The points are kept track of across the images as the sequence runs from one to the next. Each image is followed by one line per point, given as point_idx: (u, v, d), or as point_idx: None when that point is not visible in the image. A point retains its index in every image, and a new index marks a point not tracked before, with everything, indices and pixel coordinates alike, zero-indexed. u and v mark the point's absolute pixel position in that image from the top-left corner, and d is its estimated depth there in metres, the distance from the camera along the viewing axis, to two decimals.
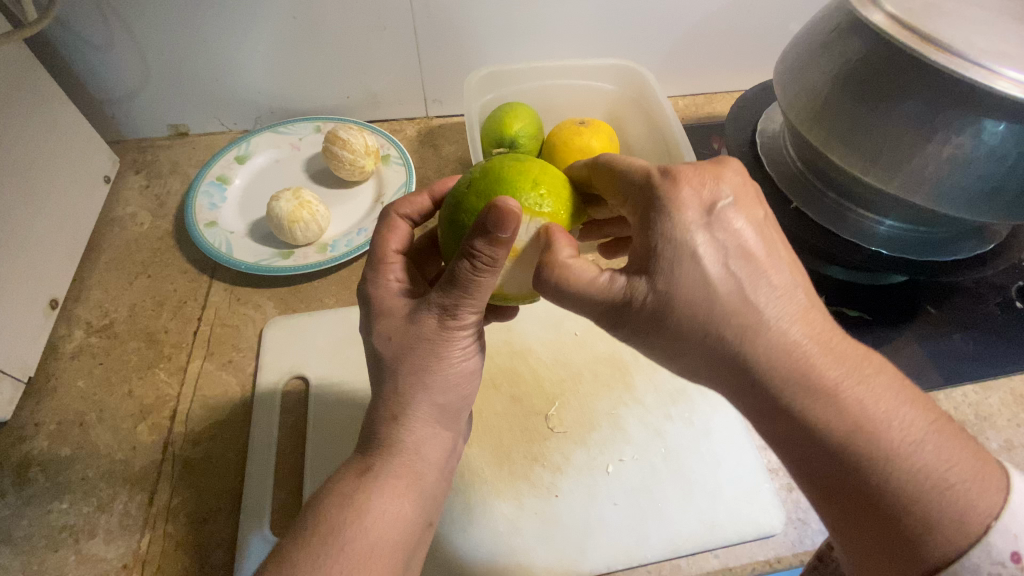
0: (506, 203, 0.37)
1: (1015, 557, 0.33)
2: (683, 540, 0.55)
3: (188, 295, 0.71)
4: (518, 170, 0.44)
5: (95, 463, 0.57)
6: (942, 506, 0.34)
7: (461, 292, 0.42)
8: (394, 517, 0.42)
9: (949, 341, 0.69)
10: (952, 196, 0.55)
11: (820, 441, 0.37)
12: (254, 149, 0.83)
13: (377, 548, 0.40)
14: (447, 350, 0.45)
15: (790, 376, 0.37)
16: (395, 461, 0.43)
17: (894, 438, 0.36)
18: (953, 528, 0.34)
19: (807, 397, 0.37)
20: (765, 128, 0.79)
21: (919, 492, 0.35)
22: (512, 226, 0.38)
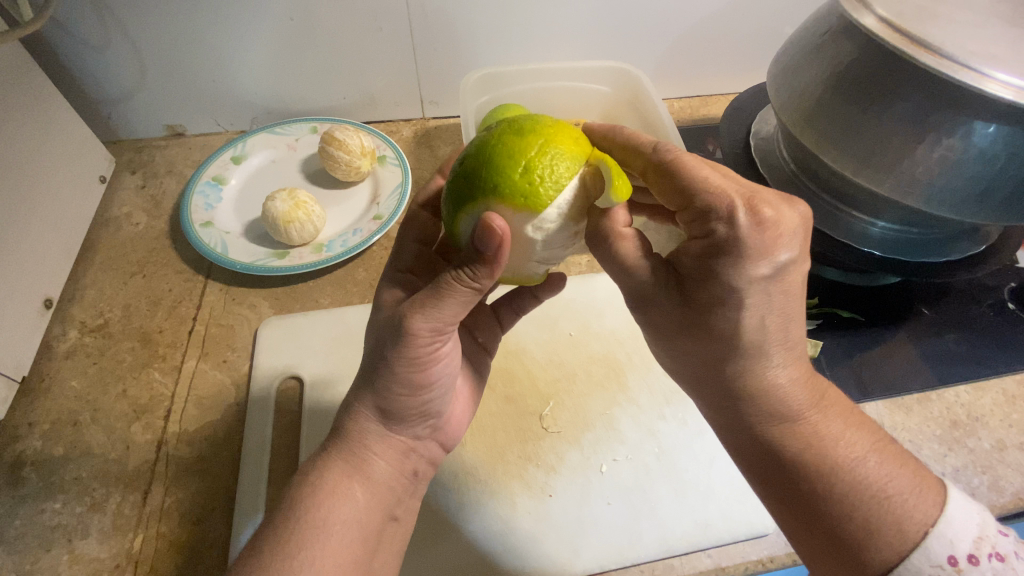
0: (492, 221, 0.38)
1: (953, 560, 0.36)
2: (676, 539, 0.55)
3: (183, 295, 0.71)
4: (507, 151, 0.38)
5: (88, 463, 0.57)
6: (882, 516, 0.38)
7: (432, 296, 0.42)
8: (349, 527, 0.44)
9: (940, 341, 0.69)
10: (943, 197, 0.55)
11: (778, 451, 0.41)
12: (250, 150, 0.83)
13: (334, 540, 0.42)
14: (398, 350, 0.44)
15: (759, 395, 0.41)
16: (350, 474, 0.46)
17: (841, 452, 0.40)
18: (893, 536, 0.37)
19: (770, 412, 0.41)
20: (759, 130, 0.79)
21: (863, 502, 0.38)
22: (495, 246, 0.38)
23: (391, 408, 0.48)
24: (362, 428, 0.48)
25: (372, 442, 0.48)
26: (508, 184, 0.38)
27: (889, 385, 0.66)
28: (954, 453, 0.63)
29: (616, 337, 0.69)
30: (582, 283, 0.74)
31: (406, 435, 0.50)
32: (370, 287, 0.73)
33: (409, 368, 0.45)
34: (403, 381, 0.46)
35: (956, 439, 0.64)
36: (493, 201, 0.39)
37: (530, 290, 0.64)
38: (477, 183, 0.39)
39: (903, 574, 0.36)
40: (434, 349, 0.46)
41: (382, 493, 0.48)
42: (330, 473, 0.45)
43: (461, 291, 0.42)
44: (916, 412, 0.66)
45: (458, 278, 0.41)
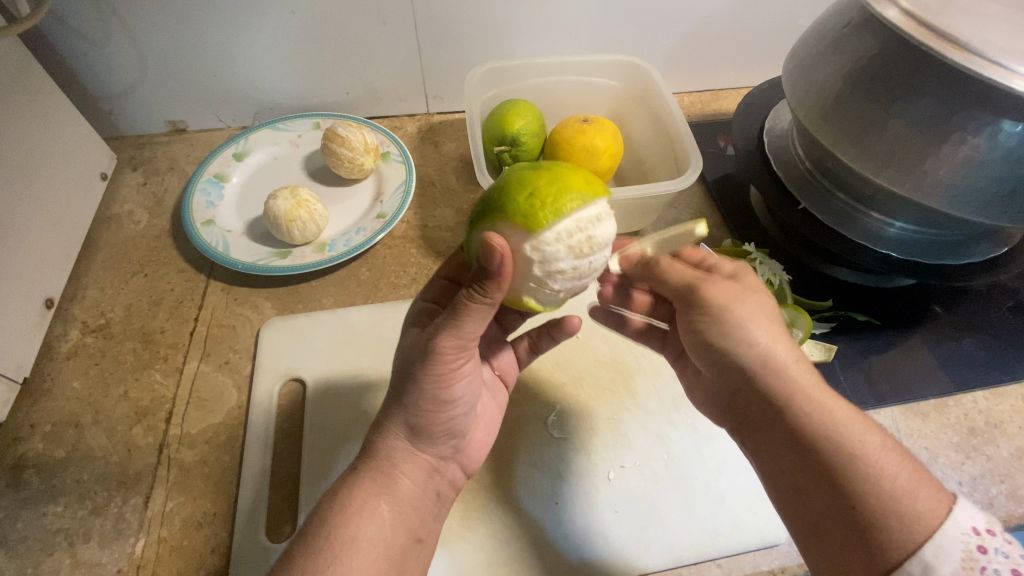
0: (491, 240, 0.38)
1: (976, 529, 0.37)
2: (685, 548, 0.54)
3: (185, 295, 0.70)
4: (518, 180, 0.41)
5: (90, 466, 0.57)
6: (895, 503, 0.38)
7: (449, 317, 0.42)
8: (374, 546, 0.42)
9: (958, 346, 0.67)
10: (965, 199, 0.54)
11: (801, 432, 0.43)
12: (252, 146, 0.82)
13: (362, 561, 0.41)
14: (424, 372, 0.44)
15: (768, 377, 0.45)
16: (378, 492, 0.45)
17: (859, 444, 0.41)
18: (910, 521, 0.37)
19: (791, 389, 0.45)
20: (772, 127, 0.77)
21: (880, 492, 0.39)
22: (498, 260, 0.37)
23: (420, 424, 0.47)
24: (391, 446, 0.47)
25: (400, 460, 0.47)
26: (511, 204, 0.40)
27: (906, 391, 0.65)
28: (972, 461, 0.61)
29: (624, 339, 0.68)
30: (590, 285, 0.72)
31: (432, 455, 0.49)
32: (374, 288, 0.71)
33: (442, 388, 0.46)
34: (430, 397, 0.46)
35: (974, 447, 0.62)
36: (496, 218, 0.41)
37: (546, 331, 0.61)
38: (486, 204, 0.42)
39: (932, 551, 0.36)
40: (458, 364, 0.46)
41: (410, 511, 0.46)
42: (360, 490, 0.44)
43: (476, 311, 0.41)
44: (932, 419, 0.64)
45: (469, 297, 0.40)
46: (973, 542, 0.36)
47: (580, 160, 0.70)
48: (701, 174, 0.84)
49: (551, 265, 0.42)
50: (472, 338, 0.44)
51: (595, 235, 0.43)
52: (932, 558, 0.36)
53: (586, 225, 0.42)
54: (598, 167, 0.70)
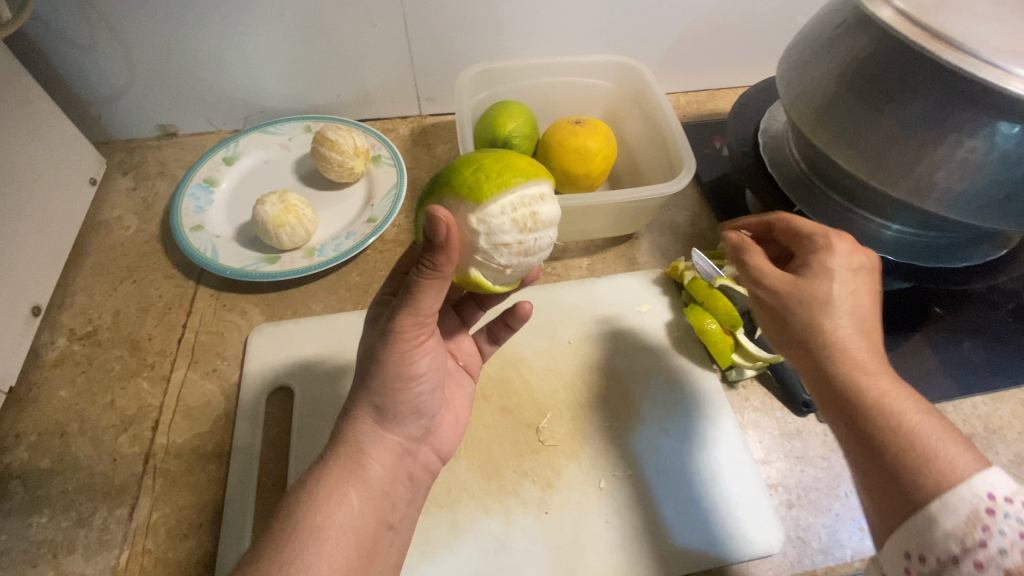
0: (434, 210, 0.36)
1: (990, 495, 0.35)
2: (678, 558, 0.53)
3: (173, 301, 0.69)
4: (464, 162, 0.44)
5: (75, 476, 0.56)
6: (935, 451, 0.38)
7: (405, 294, 0.41)
8: (344, 534, 0.42)
9: (957, 350, 0.66)
10: (962, 202, 0.52)
11: (834, 391, 0.42)
12: (242, 150, 0.81)
13: (328, 549, 0.41)
14: (388, 352, 0.44)
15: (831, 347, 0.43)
16: (347, 480, 0.44)
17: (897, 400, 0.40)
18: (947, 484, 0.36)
19: (816, 348, 0.44)
20: (768, 127, 0.76)
21: (915, 444, 0.38)
22: (444, 232, 0.36)
23: (387, 405, 0.46)
24: (358, 429, 0.46)
25: (369, 445, 0.46)
26: (458, 180, 0.42)
27: None
28: None
29: (616, 344, 0.67)
30: (582, 288, 0.71)
31: (400, 437, 0.48)
32: (364, 293, 0.70)
33: (408, 365, 0.45)
34: (397, 377, 0.45)
35: None
36: (445, 194, 0.43)
37: (505, 320, 0.62)
38: (438, 182, 0.44)
39: (950, 507, 0.35)
40: (419, 341, 0.45)
41: (380, 498, 0.45)
42: (327, 479, 0.44)
43: (428, 287, 0.40)
44: None
45: (419, 274, 0.39)
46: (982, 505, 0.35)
47: (571, 161, 0.69)
48: (696, 175, 0.83)
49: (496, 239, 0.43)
50: (433, 312, 0.43)
51: (536, 219, 0.45)
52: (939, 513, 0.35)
53: (526, 200, 0.45)
54: (590, 169, 0.69)
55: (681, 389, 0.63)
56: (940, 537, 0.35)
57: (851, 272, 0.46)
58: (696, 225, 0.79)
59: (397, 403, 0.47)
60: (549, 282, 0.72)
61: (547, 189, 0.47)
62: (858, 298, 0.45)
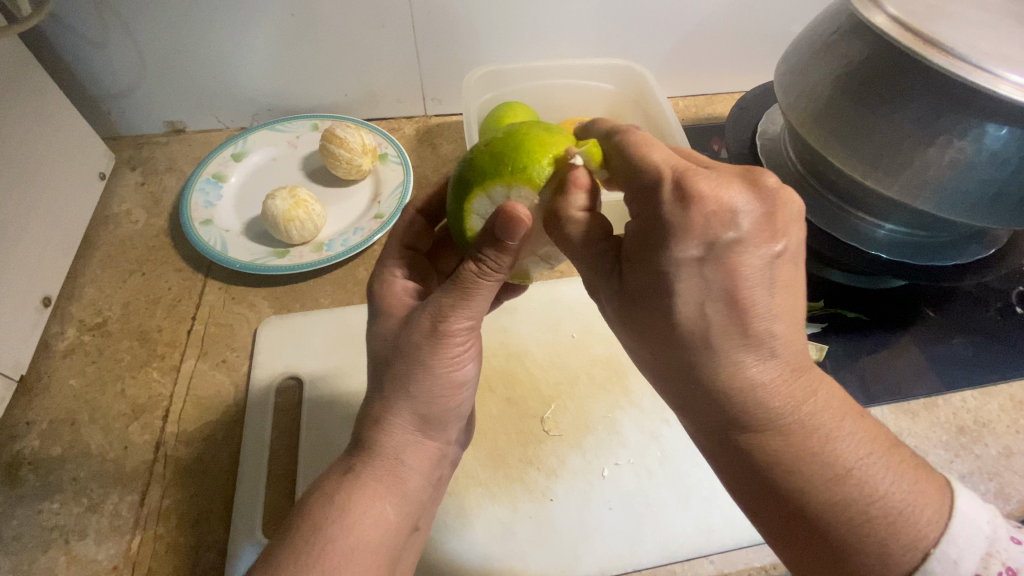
0: (513, 211, 0.38)
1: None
2: (679, 544, 0.54)
3: (182, 294, 0.70)
4: (535, 142, 0.40)
5: (86, 463, 0.57)
6: (890, 533, 0.33)
7: (460, 295, 0.42)
8: (376, 553, 0.41)
9: (948, 346, 0.68)
10: (952, 201, 0.54)
11: (772, 467, 0.35)
12: (250, 147, 0.83)
13: (359, 571, 0.40)
14: (438, 357, 0.44)
15: (746, 395, 0.35)
16: (383, 494, 0.44)
17: (843, 457, 0.34)
18: (901, 552, 0.33)
19: (748, 417, 0.35)
20: (765, 130, 0.78)
21: (869, 524, 0.34)
22: (521, 232, 0.39)
23: (431, 413, 0.46)
24: (398, 440, 0.45)
25: (410, 454, 0.46)
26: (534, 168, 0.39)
27: (897, 390, 0.66)
28: (960, 458, 0.62)
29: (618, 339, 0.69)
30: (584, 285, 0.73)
31: (439, 441, 0.49)
32: None
33: (454, 373, 0.46)
34: (443, 383, 0.46)
35: (963, 445, 0.63)
36: (512, 184, 0.39)
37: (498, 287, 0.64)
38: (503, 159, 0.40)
39: None
40: (467, 347, 0.46)
41: (412, 505, 0.46)
42: (367, 492, 0.43)
43: (489, 285, 0.42)
44: (922, 418, 0.65)
45: (483, 272, 0.41)
46: None
47: None
48: None
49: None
50: (481, 314, 0.45)
51: None
52: None
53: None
54: None
55: None
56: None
57: (734, 258, 0.34)
58: None
59: (439, 413, 0.47)
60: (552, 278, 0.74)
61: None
62: (741, 283, 0.34)
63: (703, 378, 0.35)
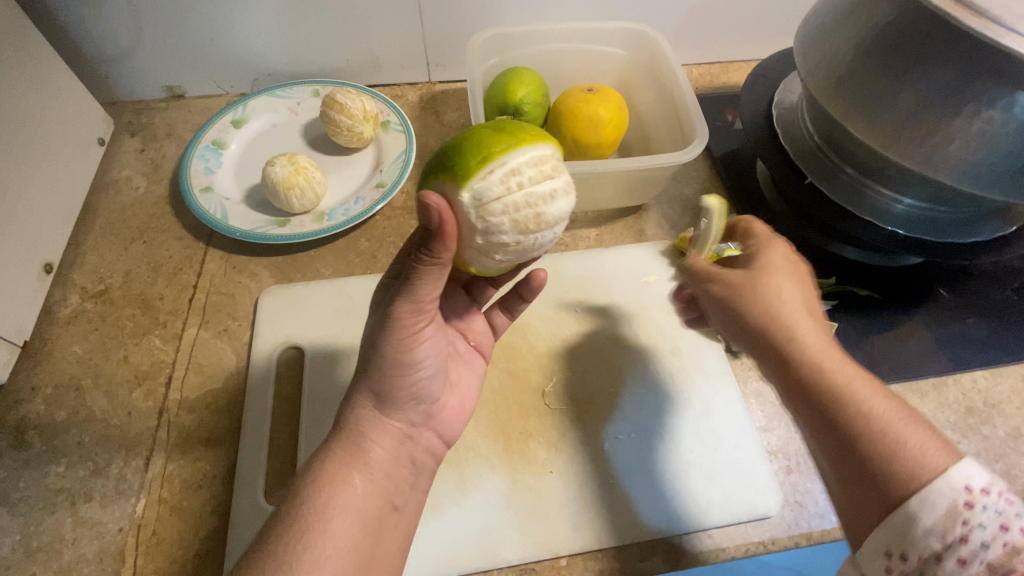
0: (426, 199, 0.37)
1: (969, 488, 0.34)
2: (678, 518, 0.54)
3: (183, 262, 0.69)
4: (473, 142, 0.43)
5: (91, 428, 0.58)
6: (903, 438, 0.36)
7: (405, 281, 0.42)
8: (349, 515, 0.43)
9: (961, 326, 0.67)
10: (977, 173, 0.52)
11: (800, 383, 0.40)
12: (251, 113, 0.81)
13: (334, 526, 0.42)
14: (386, 338, 0.45)
15: (763, 312, 0.43)
16: (348, 464, 0.45)
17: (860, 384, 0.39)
18: (912, 462, 0.35)
19: (785, 339, 0.41)
20: (782, 100, 0.75)
21: (881, 438, 0.37)
22: (437, 218, 0.37)
23: (386, 392, 0.48)
24: (359, 415, 0.48)
25: (370, 429, 0.48)
26: (459, 164, 0.42)
27: (904, 369, 0.64)
28: (967, 440, 0.61)
29: (623, 314, 0.67)
30: (591, 259, 0.72)
31: (401, 421, 0.49)
32: (372, 258, 0.70)
33: (401, 355, 0.47)
34: (394, 364, 0.47)
35: (970, 426, 0.62)
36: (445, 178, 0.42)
37: (517, 293, 0.61)
38: (442, 163, 0.43)
39: (931, 496, 0.34)
40: (416, 329, 0.46)
41: (383, 480, 0.47)
42: (330, 462, 0.45)
43: (428, 273, 0.41)
44: (931, 398, 0.63)
45: (419, 260, 0.40)
46: (961, 499, 0.33)
47: (583, 130, 0.71)
48: (707, 148, 0.84)
49: (492, 207, 0.43)
50: (430, 299, 0.44)
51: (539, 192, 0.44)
52: (920, 509, 0.34)
53: (542, 171, 0.44)
54: (600, 138, 0.72)
55: (685, 358, 0.64)
56: (921, 534, 0.34)
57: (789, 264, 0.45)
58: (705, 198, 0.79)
59: (393, 392, 0.48)
60: (559, 251, 0.72)
61: (562, 185, 0.46)
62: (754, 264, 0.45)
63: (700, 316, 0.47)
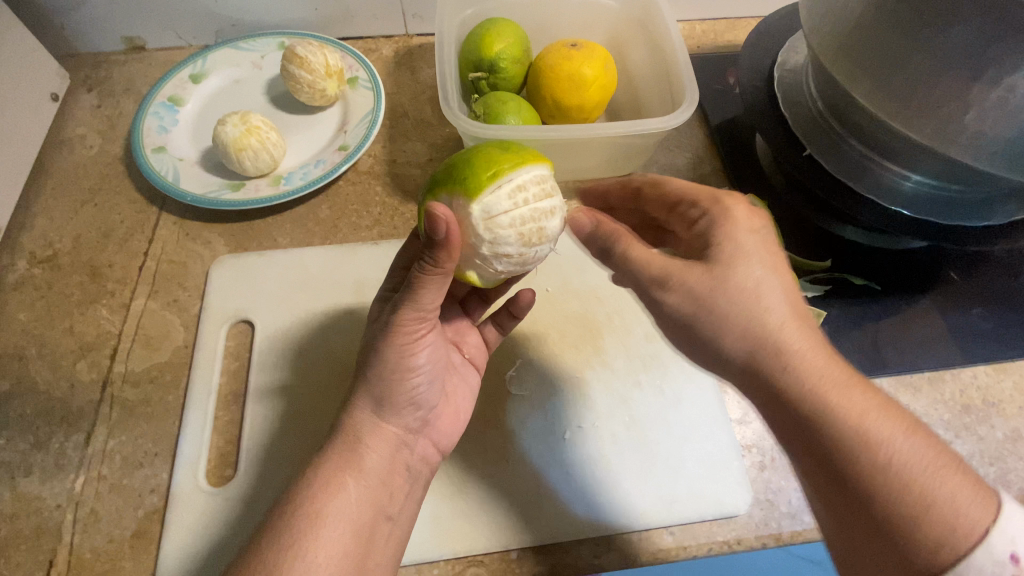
0: (434, 210, 0.36)
1: (1014, 558, 0.31)
2: (638, 514, 0.51)
3: (135, 227, 0.66)
4: (476, 159, 0.42)
5: (33, 399, 0.56)
6: (937, 488, 0.34)
7: (407, 291, 0.41)
8: (341, 523, 0.42)
9: (965, 317, 0.62)
10: (994, 150, 0.47)
11: (812, 429, 0.37)
12: (210, 67, 0.75)
13: (324, 533, 0.40)
14: (387, 344, 0.45)
15: (789, 366, 0.37)
16: (344, 469, 0.44)
17: (878, 426, 0.35)
18: (940, 523, 0.33)
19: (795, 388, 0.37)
20: (786, 60, 0.67)
21: (904, 497, 0.34)
22: (444, 230, 0.36)
23: (385, 396, 0.46)
24: (358, 420, 0.46)
25: (367, 434, 0.46)
26: (470, 177, 0.40)
27: (899, 361, 0.59)
28: (961, 440, 0.57)
29: (597, 294, 0.63)
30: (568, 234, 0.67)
31: (397, 426, 0.47)
32: (333, 227, 0.66)
33: (406, 359, 0.46)
34: (395, 368, 0.45)
35: (966, 425, 0.57)
36: (454, 191, 0.41)
37: (506, 307, 0.58)
38: (449, 176, 0.42)
39: (965, 569, 0.32)
40: (418, 335, 0.45)
41: (377, 487, 0.45)
42: (326, 466, 0.43)
43: (429, 283, 0.40)
44: (924, 394, 0.59)
45: (421, 270, 0.39)
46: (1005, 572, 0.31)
47: (565, 89, 0.65)
48: (704, 115, 0.77)
49: (499, 222, 0.42)
50: (435, 305, 0.44)
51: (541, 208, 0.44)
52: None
53: (545, 189, 0.44)
54: (583, 99, 0.65)
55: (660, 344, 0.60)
56: None
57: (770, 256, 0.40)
58: (698, 170, 0.73)
59: (394, 396, 0.47)
60: None
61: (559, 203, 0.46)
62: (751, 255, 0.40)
63: (770, 355, 0.38)
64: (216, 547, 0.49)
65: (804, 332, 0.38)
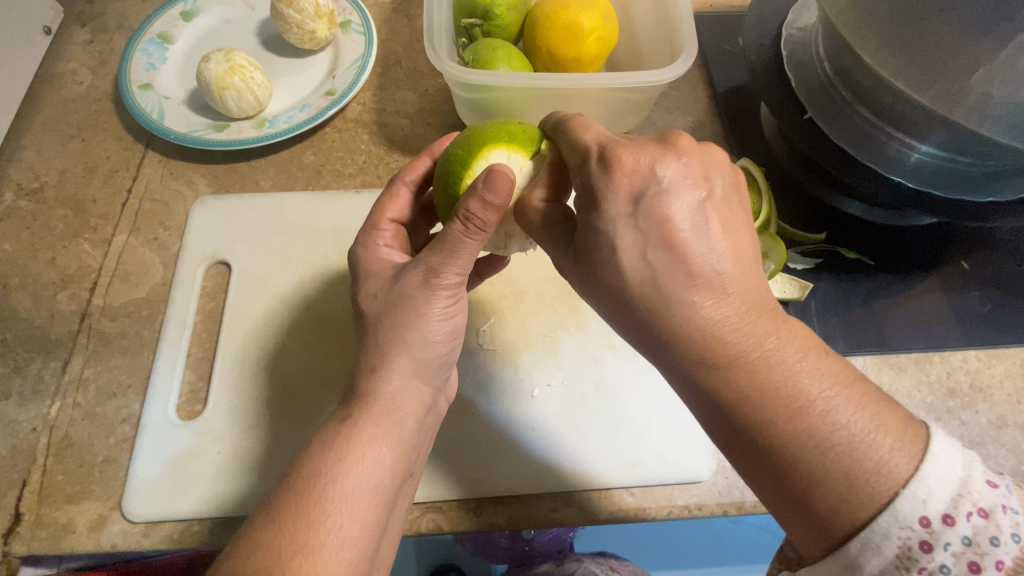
0: (500, 170, 0.38)
1: (925, 521, 0.29)
2: (598, 473, 0.51)
3: (120, 164, 0.66)
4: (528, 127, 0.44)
5: (14, 326, 0.57)
6: (841, 460, 0.31)
7: (446, 253, 0.40)
8: (376, 492, 0.39)
9: (963, 298, 0.59)
10: (999, 113, 0.45)
11: (715, 406, 0.34)
12: (201, 5, 0.73)
13: (359, 508, 0.37)
14: (426, 308, 0.42)
15: (684, 344, 0.34)
16: (380, 437, 0.40)
17: (781, 397, 0.32)
18: (841, 491, 0.31)
19: (691, 365, 0.34)
20: (796, 19, 0.64)
21: (805, 471, 0.32)
22: (505, 190, 0.38)
23: (424, 357, 0.44)
24: (395, 388, 0.42)
25: (400, 394, 0.43)
26: (531, 143, 0.43)
27: (886, 339, 0.57)
28: (943, 423, 0.54)
29: None
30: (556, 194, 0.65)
31: (430, 385, 0.45)
32: (317, 173, 0.65)
33: (435, 318, 0.43)
34: (430, 330, 0.43)
35: (949, 409, 0.55)
36: (515, 151, 0.42)
37: (473, 268, 0.57)
38: (508, 131, 0.42)
39: (872, 537, 0.30)
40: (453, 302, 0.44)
41: (409, 449, 0.42)
42: (359, 434, 0.40)
43: (474, 243, 0.40)
44: (909, 374, 0.57)
45: (468, 229, 0.39)
46: (913, 537, 0.29)
47: (560, 41, 0.62)
48: (710, 77, 0.73)
49: None
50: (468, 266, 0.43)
51: None
52: (861, 546, 0.30)
53: None
54: (579, 51, 0.62)
55: None
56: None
57: (660, 214, 0.35)
58: (697, 132, 0.70)
59: (428, 357, 0.44)
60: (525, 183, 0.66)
61: None
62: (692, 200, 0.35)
63: (669, 331, 0.35)
64: (246, 491, 0.50)
65: (721, 303, 0.34)
